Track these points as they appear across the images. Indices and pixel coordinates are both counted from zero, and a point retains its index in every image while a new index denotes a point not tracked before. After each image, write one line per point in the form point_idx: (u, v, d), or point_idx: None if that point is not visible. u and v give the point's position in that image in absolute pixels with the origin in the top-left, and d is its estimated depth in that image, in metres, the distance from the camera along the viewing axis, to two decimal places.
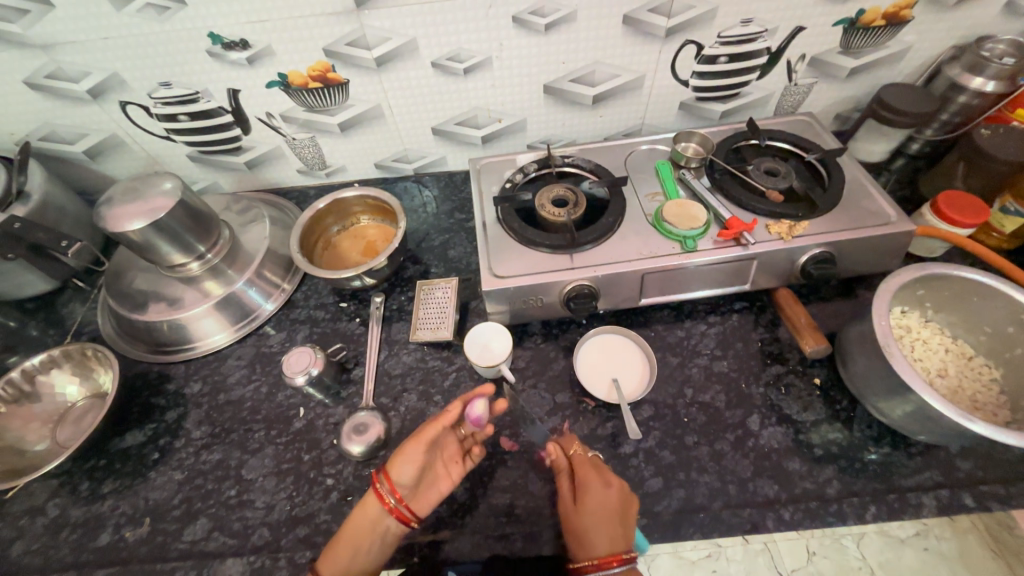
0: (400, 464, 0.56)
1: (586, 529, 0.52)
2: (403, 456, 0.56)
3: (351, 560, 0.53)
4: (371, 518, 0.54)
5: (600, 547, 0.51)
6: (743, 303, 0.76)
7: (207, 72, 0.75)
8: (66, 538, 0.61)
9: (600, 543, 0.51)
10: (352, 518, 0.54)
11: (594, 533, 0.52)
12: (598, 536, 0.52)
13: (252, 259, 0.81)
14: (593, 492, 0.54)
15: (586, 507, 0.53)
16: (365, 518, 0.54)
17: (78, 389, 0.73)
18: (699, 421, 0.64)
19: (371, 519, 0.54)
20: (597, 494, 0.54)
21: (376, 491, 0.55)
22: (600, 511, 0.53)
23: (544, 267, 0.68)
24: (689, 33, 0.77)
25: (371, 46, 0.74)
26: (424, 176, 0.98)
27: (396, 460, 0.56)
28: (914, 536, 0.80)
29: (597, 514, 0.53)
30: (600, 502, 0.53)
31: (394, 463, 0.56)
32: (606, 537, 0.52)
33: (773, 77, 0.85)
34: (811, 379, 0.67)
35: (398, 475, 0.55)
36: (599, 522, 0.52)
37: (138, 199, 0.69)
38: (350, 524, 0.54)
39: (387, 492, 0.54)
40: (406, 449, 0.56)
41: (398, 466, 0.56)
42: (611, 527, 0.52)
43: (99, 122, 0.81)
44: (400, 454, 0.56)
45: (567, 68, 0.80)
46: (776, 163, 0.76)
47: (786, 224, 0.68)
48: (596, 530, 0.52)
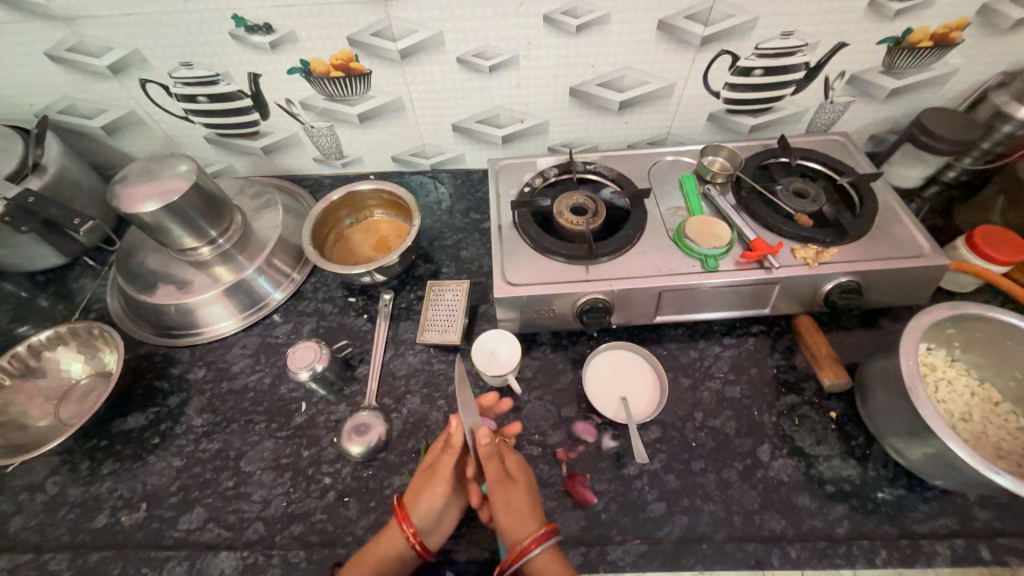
0: (424, 496, 0.54)
1: (512, 509, 0.53)
2: (426, 488, 0.54)
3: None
4: (393, 552, 0.52)
5: (529, 528, 0.52)
6: (760, 326, 0.73)
7: (229, 54, 0.74)
8: (63, 517, 0.61)
9: (526, 526, 0.52)
10: (375, 549, 0.53)
11: (522, 513, 0.53)
12: (528, 516, 0.53)
13: (263, 247, 0.80)
14: (517, 475, 0.56)
15: (513, 487, 0.54)
16: (390, 546, 0.52)
17: (83, 367, 0.73)
18: (708, 447, 0.63)
19: (396, 553, 0.52)
20: (518, 479, 0.55)
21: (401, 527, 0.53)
22: (523, 490, 0.55)
23: (558, 277, 0.67)
24: (726, 43, 0.74)
25: (397, 37, 0.72)
26: (441, 172, 0.97)
27: (418, 493, 0.54)
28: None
29: (526, 495, 0.54)
30: (528, 488, 0.55)
31: (417, 495, 0.54)
32: (531, 518, 0.53)
33: (809, 93, 0.82)
34: (827, 412, 0.65)
35: (421, 511, 0.53)
36: (524, 503, 0.53)
37: (152, 180, 0.68)
38: (368, 558, 0.52)
39: (409, 530, 0.52)
40: (428, 480, 0.55)
41: (423, 498, 0.54)
42: (532, 509, 0.53)
43: (119, 99, 0.80)
44: (425, 486, 0.55)
45: (596, 71, 0.78)
46: (806, 184, 0.74)
47: (812, 249, 0.66)
48: (524, 511, 0.53)
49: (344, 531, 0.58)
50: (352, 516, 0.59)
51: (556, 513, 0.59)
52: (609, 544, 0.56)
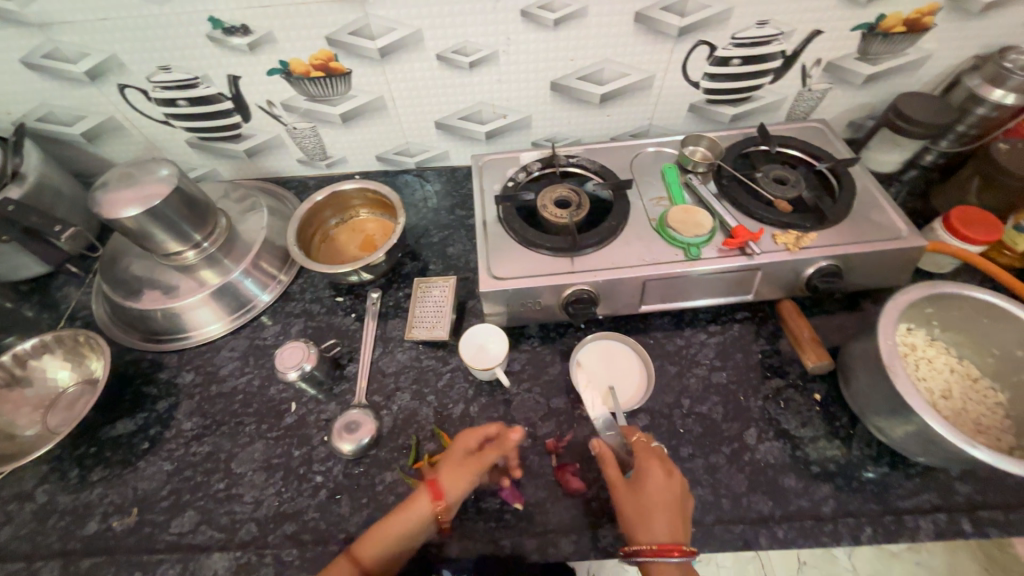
0: (461, 477, 0.55)
1: (640, 511, 0.52)
2: (462, 471, 0.56)
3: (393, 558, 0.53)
4: (416, 522, 0.54)
5: (659, 533, 0.51)
6: (745, 313, 0.74)
7: (207, 57, 0.73)
8: (54, 525, 0.61)
9: (659, 531, 0.51)
10: (400, 518, 0.53)
11: (648, 516, 0.52)
12: (652, 520, 0.51)
13: (249, 250, 0.80)
14: (655, 478, 0.53)
15: (642, 489, 0.53)
16: (414, 520, 0.54)
17: (70, 375, 0.72)
18: (695, 433, 0.63)
19: (417, 523, 0.54)
20: (652, 485, 0.53)
21: (435, 502, 0.54)
22: (657, 495, 0.53)
23: (544, 270, 0.67)
24: (703, 33, 0.74)
25: (375, 35, 0.72)
26: (426, 170, 0.97)
27: (452, 474, 0.55)
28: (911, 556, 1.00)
29: (659, 504, 0.52)
30: (660, 494, 0.53)
31: (453, 475, 0.55)
32: (664, 523, 0.51)
33: (787, 81, 0.83)
34: (811, 394, 0.66)
35: (457, 490, 0.55)
36: (650, 510, 0.52)
37: (133, 185, 0.68)
38: (390, 528, 0.53)
39: (440, 505, 0.54)
40: (463, 466, 0.56)
41: (460, 478, 0.55)
42: (671, 516, 0.52)
43: (97, 105, 0.80)
44: (457, 472, 0.56)
45: (576, 65, 0.78)
46: (786, 171, 0.75)
47: (793, 234, 0.66)
48: (648, 516, 0.52)
49: (336, 528, 0.59)
50: (344, 513, 0.60)
51: (547, 503, 0.59)
52: (600, 531, 0.57)
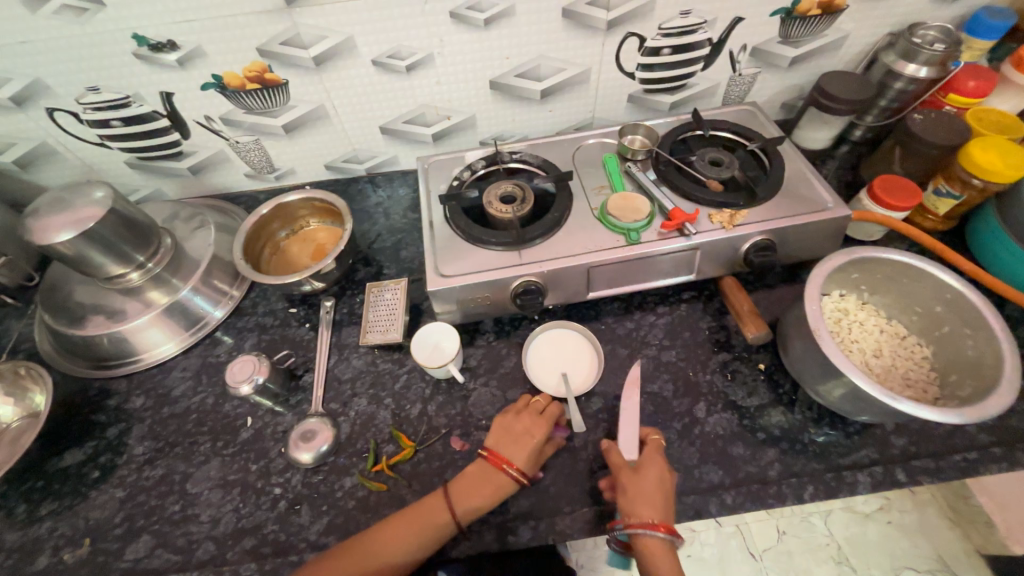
0: (525, 444, 0.59)
1: (637, 492, 0.54)
2: (523, 439, 0.59)
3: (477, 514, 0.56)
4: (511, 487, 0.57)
5: (653, 514, 0.53)
6: (691, 292, 0.77)
7: (137, 75, 0.72)
8: (1, 564, 0.59)
9: (653, 512, 0.53)
10: (486, 488, 0.56)
11: (648, 498, 0.53)
12: (651, 502, 0.53)
13: (196, 267, 0.78)
14: (653, 467, 0.56)
15: (642, 475, 0.55)
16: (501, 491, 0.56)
17: (12, 410, 0.69)
18: (647, 412, 0.65)
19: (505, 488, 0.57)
20: (652, 473, 0.55)
21: (506, 470, 0.56)
22: (655, 483, 0.55)
23: (491, 265, 0.68)
24: (630, 26, 0.77)
25: (307, 44, 0.72)
26: (378, 176, 0.97)
27: (513, 443, 0.58)
28: (878, 513, 1.15)
29: (658, 488, 0.54)
30: (658, 479, 0.55)
31: (519, 445, 0.58)
32: (658, 507, 0.53)
33: (717, 67, 0.86)
34: (755, 365, 0.68)
35: (526, 455, 0.58)
36: (649, 492, 0.54)
37: (66, 210, 0.66)
38: (482, 493, 0.56)
39: (516, 471, 0.57)
40: (520, 436, 0.59)
41: (523, 445, 0.58)
42: (665, 501, 0.54)
43: (26, 130, 0.78)
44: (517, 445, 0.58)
45: (512, 63, 0.80)
46: (720, 153, 0.77)
47: (727, 213, 0.69)
48: (647, 498, 0.54)
49: (297, 538, 0.58)
50: (304, 522, 0.59)
51: (507, 493, 0.60)
52: (558, 515, 0.58)
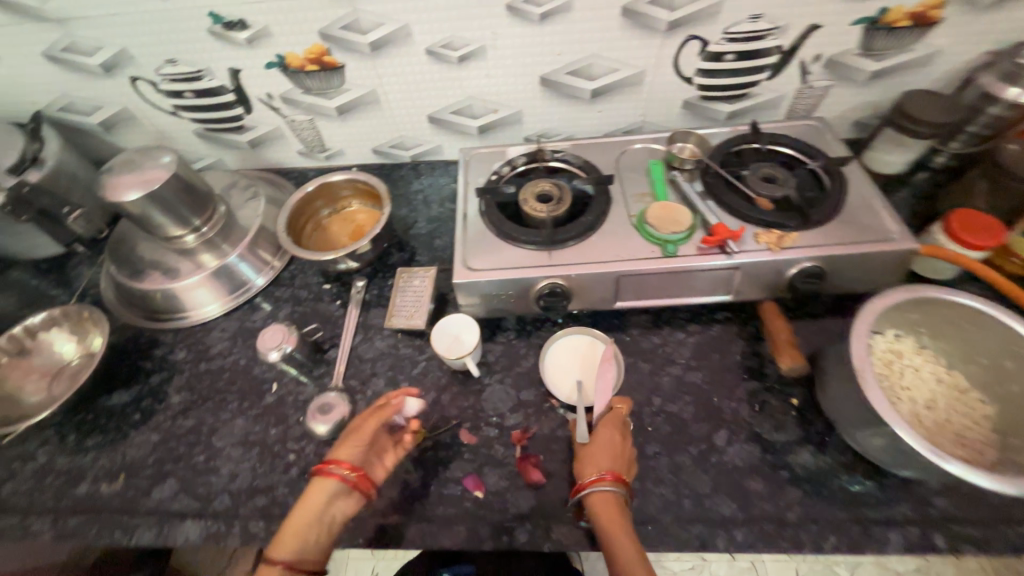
0: (350, 445, 0.57)
1: (586, 451, 0.57)
2: (354, 439, 0.58)
3: (312, 539, 0.54)
4: (332, 494, 0.55)
5: (601, 469, 0.54)
6: (726, 313, 0.72)
7: (210, 51, 0.77)
8: (50, 485, 0.65)
9: (601, 468, 0.55)
10: (305, 502, 0.54)
11: (596, 456, 0.56)
12: (598, 458, 0.55)
13: (244, 236, 0.83)
14: (604, 429, 0.58)
15: (594, 435, 0.58)
16: (321, 495, 0.55)
17: (74, 348, 0.76)
18: (662, 431, 0.63)
19: (327, 496, 0.55)
20: (605, 435, 0.58)
21: (326, 471, 0.55)
22: (604, 442, 0.57)
23: (519, 263, 0.68)
24: (693, 28, 0.73)
25: (365, 30, 0.74)
26: (421, 164, 0.99)
27: (344, 443, 0.58)
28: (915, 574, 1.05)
29: (610, 447, 0.57)
30: (610, 442, 0.57)
31: (343, 446, 0.58)
32: (606, 462, 0.55)
33: (785, 78, 0.81)
34: (787, 399, 0.64)
35: (349, 453, 0.57)
36: (597, 451, 0.57)
37: (136, 171, 0.72)
38: (301, 510, 0.54)
39: (344, 471, 0.55)
40: (351, 438, 0.58)
41: (346, 446, 0.57)
42: (615, 458, 0.55)
43: (112, 96, 0.85)
44: (345, 443, 0.58)
45: (564, 60, 0.78)
46: (775, 170, 0.73)
47: (775, 234, 0.65)
48: (597, 457, 0.56)
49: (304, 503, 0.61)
50: None
51: (507, 492, 0.60)
52: (556, 522, 0.57)
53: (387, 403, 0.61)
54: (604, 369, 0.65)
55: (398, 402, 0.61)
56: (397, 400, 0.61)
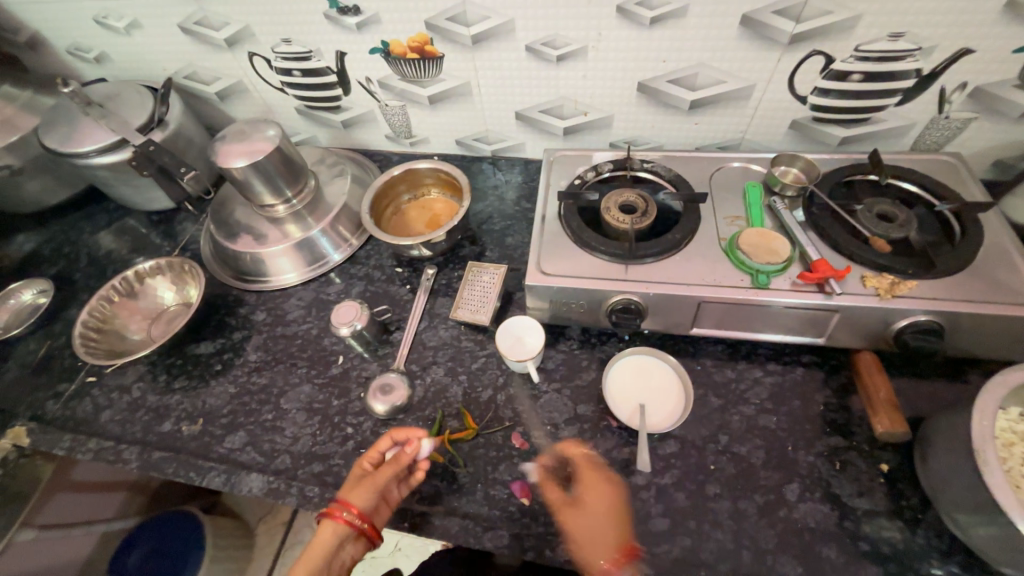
0: (363, 491, 0.57)
1: None
2: (365, 484, 0.57)
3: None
4: (339, 538, 0.56)
5: None
6: (812, 357, 0.66)
7: (322, 33, 0.81)
8: (140, 417, 0.72)
9: None
10: (316, 542, 0.56)
11: None
12: None
13: (329, 212, 0.87)
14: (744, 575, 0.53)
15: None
16: (330, 540, 0.56)
17: (173, 296, 0.84)
18: (727, 473, 0.59)
19: (336, 541, 0.56)
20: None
21: (338, 517, 0.56)
22: None
23: (594, 274, 0.66)
24: (820, 43, 0.67)
25: (470, 22, 0.74)
26: (501, 159, 0.99)
27: (356, 487, 0.58)
28: None
29: (606, 524, 0.56)
30: (603, 519, 0.56)
31: (357, 490, 0.57)
32: None
33: (917, 105, 0.72)
34: (876, 463, 0.57)
35: (361, 500, 0.57)
36: (602, 527, 0.56)
37: (245, 140, 0.77)
38: (312, 550, 0.55)
39: (355, 517, 0.56)
40: (363, 482, 0.58)
41: (360, 494, 0.57)
42: None
43: (230, 69, 0.91)
44: (359, 485, 0.58)
45: (668, 67, 0.74)
46: (894, 207, 0.65)
47: (887, 280, 0.58)
48: None
49: None
50: None
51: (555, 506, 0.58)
52: None
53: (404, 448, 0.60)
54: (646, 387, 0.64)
55: (415, 448, 0.60)
56: (414, 447, 0.60)
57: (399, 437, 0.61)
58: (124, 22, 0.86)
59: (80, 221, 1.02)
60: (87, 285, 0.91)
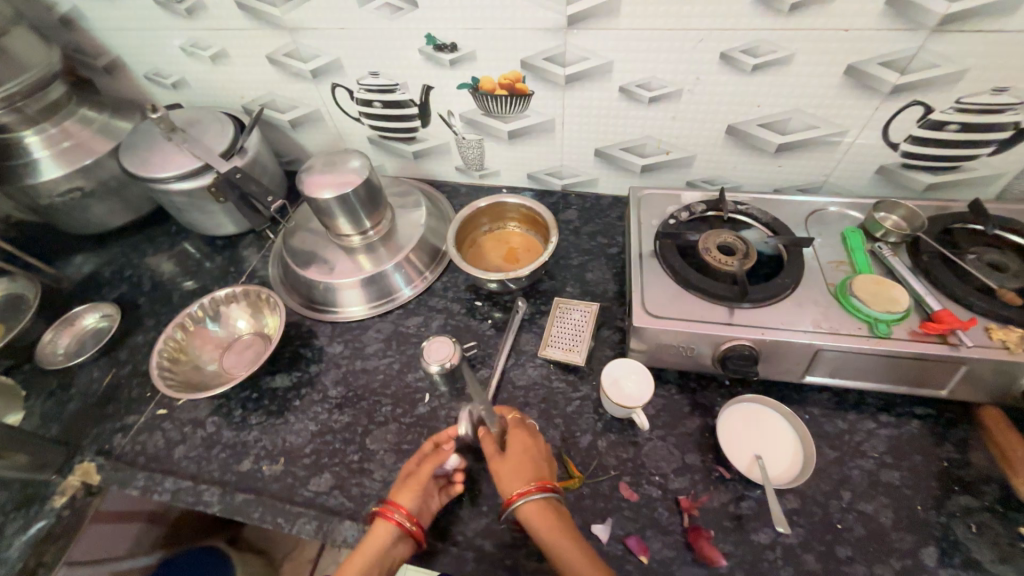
0: (411, 490, 0.56)
1: None
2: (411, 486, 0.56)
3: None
4: (390, 539, 0.54)
5: None
6: (926, 409, 0.64)
7: (412, 68, 0.81)
8: (217, 455, 0.69)
9: None
10: (365, 543, 0.54)
11: None
12: None
13: (407, 243, 0.85)
14: None
15: None
16: (380, 541, 0.54)
17: (246, 325, 0.83)
18: (856, 533, 0.56)
19: (386, 541, 0.54)
20: None
21: (388, 515, 0.54)
22: None
23: (701, 316, 0.64)
24: (921, 94, 0.68)
25: (567, 63, 0.75)
26: (571, 194, 0.99)
27: (402, 487, 0.56)
28: None
29: (517, 457, 0.56)
30: (521, 452, 0.56)
31: (403, 490, 0.56)
32: None
33: (1011, 156, 0.72)
34: (1015, 527, 0.55)
35: (410, 500, 0.55)
36: (521, 465, 0.55)
37: (333, 171, 0.77)
38: (361, 551, 0.53)
39: (403, 518, 0.54)
40: (409, 484, 0.57)
41: (407, 492, 0.56)
42: None
43: (310, 99, 0.92)
44: (405, 485, 0.56)
45: (761, 111, 0.75)
46: (1004, 257, 0.65)
47: (1015, 333, 0.57)
48: None
49: (455, 528, 0.60)
50: (463, 516, 0.60)
51: (676, 566, 0.55)
52: None
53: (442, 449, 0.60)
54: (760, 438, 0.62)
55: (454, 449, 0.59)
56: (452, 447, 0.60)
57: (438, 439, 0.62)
58: (211, 51, 0.87)
59: (141, 244, 1.01)
60: (151, 310, 0.89)
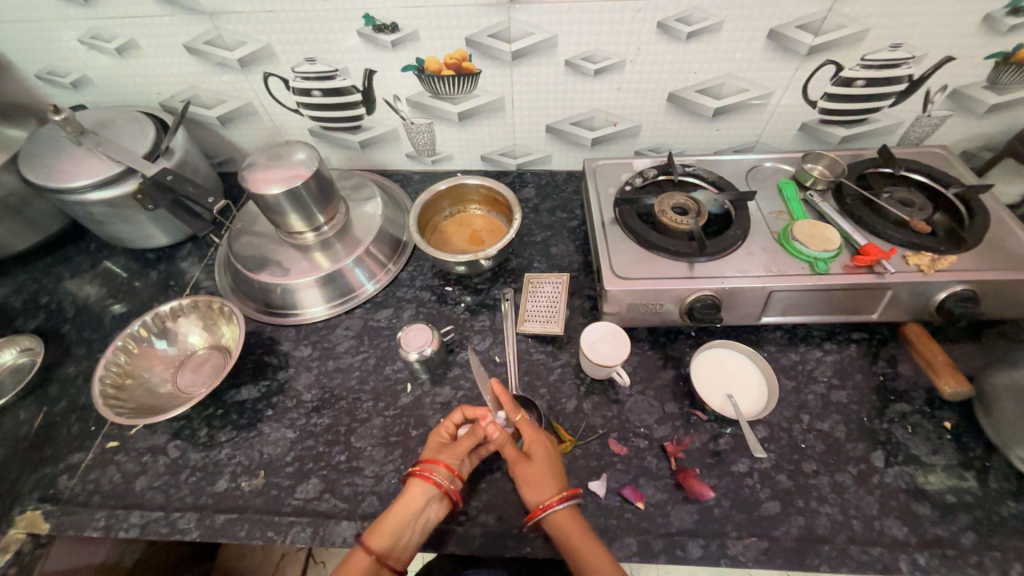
0: (452, 453, 0.58)
1: None
2: (451, 450, 0.58)
3: (404, 534, 0.54)
4: (427, 499, 0.55)
5: None
6: (861, 333, 0.73)
7: (351, 51, 0.78)
8: (186, 480, 0.64)
9: None
10: (401, 502, 0.55)
11: None
12: None
13: (366, 235, 0.82)
14: None
15: None
16: (415, 502, 0.55)
17: (200, 338, 0.78)
18: (818, 450, 0.62)
19: (423, 501, 0.55)
20: None
21: (428, 477, 0.55)
22: None
23: (666, 274, 0.68)
24: (832, 54, 0.75)
25: (512, 39, 0.75)
26: (526, 173, 1.00)
27: (441, 452, 0.58)
28: None
29: (544, 463, 0.57)
30: (547, 455, 0.58)
31: (444, 453, 0.58)
32: None
33: (906, 106, 0.82)
34: (940, 422, 0.64)
35: (449, 460, 0.57)
36: (546, 471, 0.57)
37: (279, 165, 0.72)
38: (398, 511, 0.55)
39: (442, 479, 0.55)
40: (448, 448, 0.59)
41: (448, 454, 0.58)
42: None
43: (239, 91, 0.85)
44: (446, 454, 0.58)
45: (697, 78, 0.80)
46: (910, 195, 0.75)
47: (927, 257, 0.65)
48: None
49: (458, 509, 0.60)
50: (464, 496, 0.61)
51: (670, 505, 0.59)
52: (727, 539, 0.56)
53: (480, 422, 0.59)
54: (729, 380, 0.67)
55: (496, 426, 0.59)
56: (488, 424, 0.59)
57: (469, 413, 0.61)
58: (117, 43, 0.79)
59: (55, 266, 0.89)
60: (81, 338, 0.80)
